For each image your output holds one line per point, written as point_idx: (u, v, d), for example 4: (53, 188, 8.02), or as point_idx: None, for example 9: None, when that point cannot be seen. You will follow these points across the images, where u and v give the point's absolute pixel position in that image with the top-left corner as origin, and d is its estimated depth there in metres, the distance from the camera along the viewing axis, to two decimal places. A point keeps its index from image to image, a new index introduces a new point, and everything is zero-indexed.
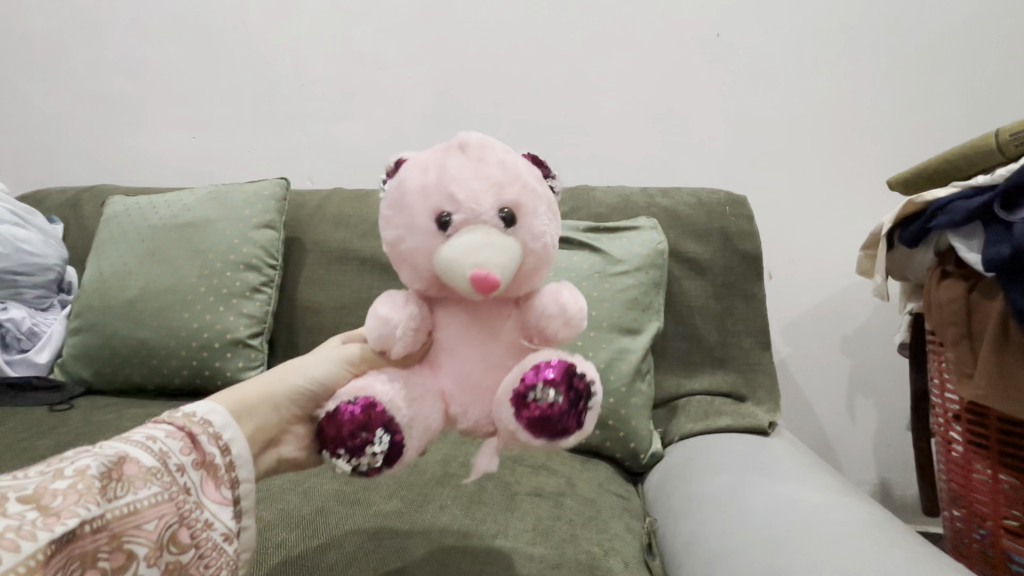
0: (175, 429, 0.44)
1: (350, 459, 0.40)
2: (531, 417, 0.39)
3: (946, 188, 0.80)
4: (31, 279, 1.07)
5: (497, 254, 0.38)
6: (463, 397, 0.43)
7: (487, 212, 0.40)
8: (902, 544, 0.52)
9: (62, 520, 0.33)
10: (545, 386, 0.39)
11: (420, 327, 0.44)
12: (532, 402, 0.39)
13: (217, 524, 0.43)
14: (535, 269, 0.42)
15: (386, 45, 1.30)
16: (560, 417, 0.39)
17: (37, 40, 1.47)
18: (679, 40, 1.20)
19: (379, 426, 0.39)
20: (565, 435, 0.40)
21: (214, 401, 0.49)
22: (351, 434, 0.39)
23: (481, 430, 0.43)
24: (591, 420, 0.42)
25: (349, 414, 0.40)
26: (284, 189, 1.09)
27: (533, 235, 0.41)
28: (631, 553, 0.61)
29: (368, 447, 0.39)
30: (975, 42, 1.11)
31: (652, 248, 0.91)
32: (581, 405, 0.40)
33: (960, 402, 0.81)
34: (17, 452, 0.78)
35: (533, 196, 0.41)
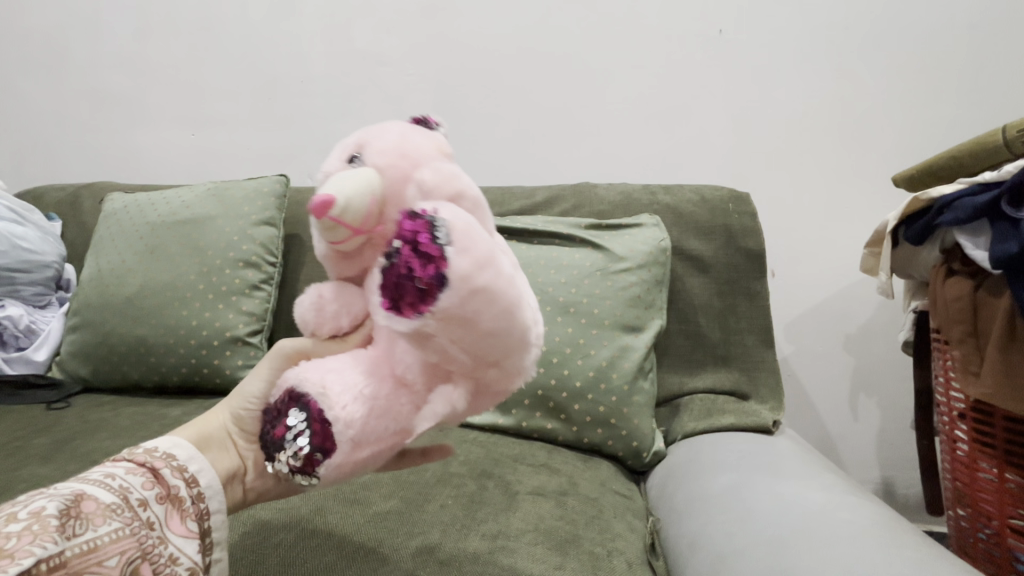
0: (136, 466, 0.42)
1: (283, 453, 0.37)
2: (387, 292, 0.33)
3: (952, 185, 0.79)
4: (29, 276, 1.06)
5: (335, 180, 0.35)
6: (384, 350, 0.36)
7: (337, 167, 0.39)
8: (908, 543, 0.51)
9: (17, 560, 0.31)
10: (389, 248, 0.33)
11: (342, 308, 0.41)
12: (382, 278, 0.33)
13: (183, 558, 0.41)
14: (400, 180, 0.36)
15: (386, 41, 1.29)
16: (402, 267, 0.32)
17: (36, 37, 1.47)
18: (682, 36, 1.19)
19: (292, 409, 0.37)
20: (427, 287, 0.31)
21: (173, 436, 0.47)
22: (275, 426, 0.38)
23: (423, 371, 0.35)
24: (457, 259, 0.31)
25: (272, 411, 0.40)
26: (283, 186, 1.08)
27: (384, 155, 0.37)
28: (635, 553, 0.60)
29: (288, 432, 0.37)
30: (981, 37, 1.10)
31: (654, 246, 0.90)
32: (423, 241, 0.32)
33: (966, 401, 0.80)
34: (11, 451, 0.77)
35: (380, 131, 0.39)
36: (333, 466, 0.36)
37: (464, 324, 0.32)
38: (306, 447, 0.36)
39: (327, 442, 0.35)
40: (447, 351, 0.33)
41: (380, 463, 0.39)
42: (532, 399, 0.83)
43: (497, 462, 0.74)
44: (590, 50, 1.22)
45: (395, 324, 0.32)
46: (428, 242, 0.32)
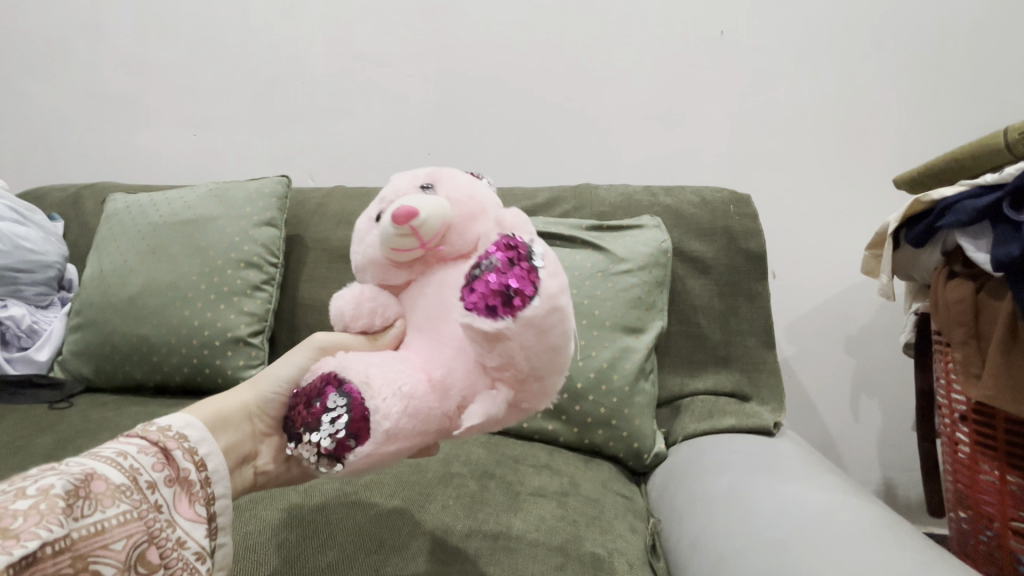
0: (148, 445, 0.42)
1: (314, 435, 0.40)
2: (475, 297, 0.37)
3: (953, 187, 0.79)
4: (31, 276, 1.06)
5: (417, 200, 0.43)
6: (436, 356, 0.42)
7: (409, 189, 0.46)
8: (911, 545, 0.51)
9: (21, 542, 0.30)
10: (485, 265, 0.38)
11: (383, 309, 0.48)
12: (473, 285, 0.38)
13: (190, 542, 0.41)
14: (469, 214, 0.44)
15: (387, 42, 1.29)
16: (500, 281, 0.36)
17: (38, 39, 1.47)
18: (682, 39, 1.19)
19: (332, 395, 0.40)
20: (522, 302, 0.35)
21: (186, 415, 0.48)
22: (310, 409, 0.41)
23: (464, 382, 0.41)
24: (555, 279, 0.37)
25: (307, 394, 0.42)
26: (285, 187, 1.08)
27: (455, 189, 0.45)
28: (636, 554, 0.60)
29: (325, 417, 0.40)
30: (981, 40, 1.10)
31: (655, 247, 0.90)
32: (522, 265, 0.37)
33: (967, 403, 0.80)
34: (14, 450, 0.77)
35: (450, 171, 0.47)
36: (360, 456, 0.39)
37: (537, 335, 0.37)
38: (340, 433, 0.39)
39: (361, 429, 0.38)
40: (513, 355, 0.37)
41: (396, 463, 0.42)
42: None
43: (499, 462, 0.74)
44: (592, 51, 1.22)
45: (473, 322, 0.36)
46: (526, 265, 0.37)
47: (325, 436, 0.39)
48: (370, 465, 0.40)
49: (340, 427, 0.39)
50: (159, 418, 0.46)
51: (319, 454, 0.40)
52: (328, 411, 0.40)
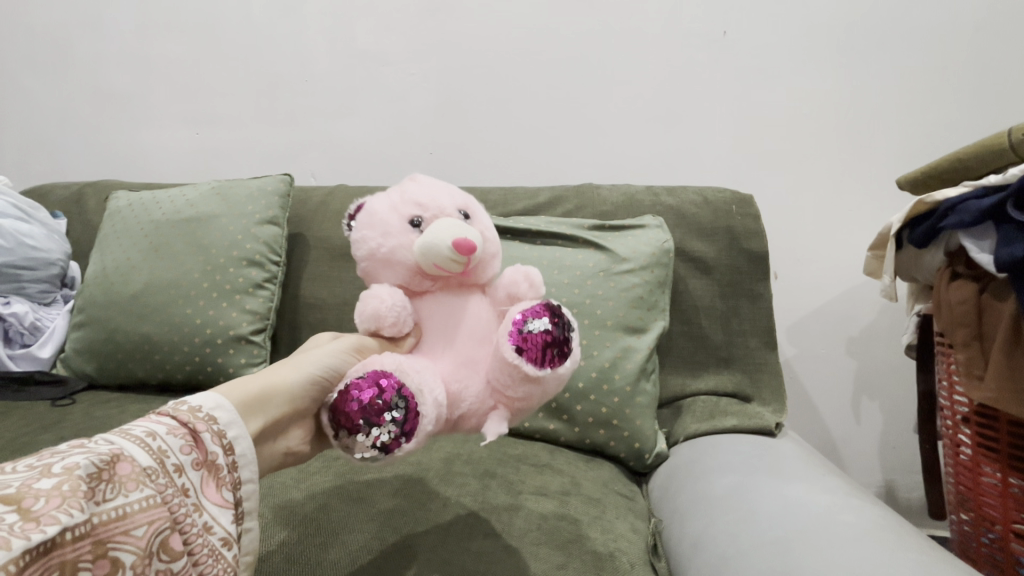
0: (177, 425, 0.42)
1: (370, 429, 0.40)
2: (530, 347, 0.43)
3: (956, 188, 0.79)
4: (34, 274, 1.06)
5: (468, 231, 0.47)
6: (458, 372, 0.46)
7: (451, 210, 0.49)
8: (914, 547, 0.51)
9: (41, 527, 0.30)
10: (533, 319, 0.44)
11: (406, 312, 0.49)
12: (528, 335, 0.43)
13: (216, 528, 0.41)
14: (495, 254, 0.51)
15: (389, 41, 1.29)
16: (552, 343, 0.43)
17: (41, 35, 1.47)
18: (684, 38, 1.19)
19: (394, 394, 0.41)
20: (561, 361, 0.44)
21: (216, 395, 0.47)
22: (370, 402, 0.41)
23: (479, 402, 0.46)
24: (577, 344, 0.46)
25: (362, 386, 0.41)
26: (287, 185, 1.08)
27: (486, 228, 0.51)
28: (637, 554, 0.60)
29: (385, 413, 0.40)
30: (984, 40, 1.10)
31: (657, 247, 0.90)
32: (566, 334, 0.45)
33: (970, 405, 0.80)
34: (18, 447, 0.77)
35: (476, 205, 0.53)
36: (406, 449, 0.42)
37: (555, 382, 0.46)
38: (398, 432, 0.40)
39: (414, 427, 0.41)
40: (530, 394, 0.45)
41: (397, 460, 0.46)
42: None
43: (501, 462, 0.74)
44: (593, 51, 1.22)
45: (522, 365, 0.42)
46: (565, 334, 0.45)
47: (384, 433, 0.40)
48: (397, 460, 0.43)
49: (399, 425, 0.40)
50: (189, 397, 0.45)
51: (371, 448, 0.41)
52: (390, 409, 0.40)
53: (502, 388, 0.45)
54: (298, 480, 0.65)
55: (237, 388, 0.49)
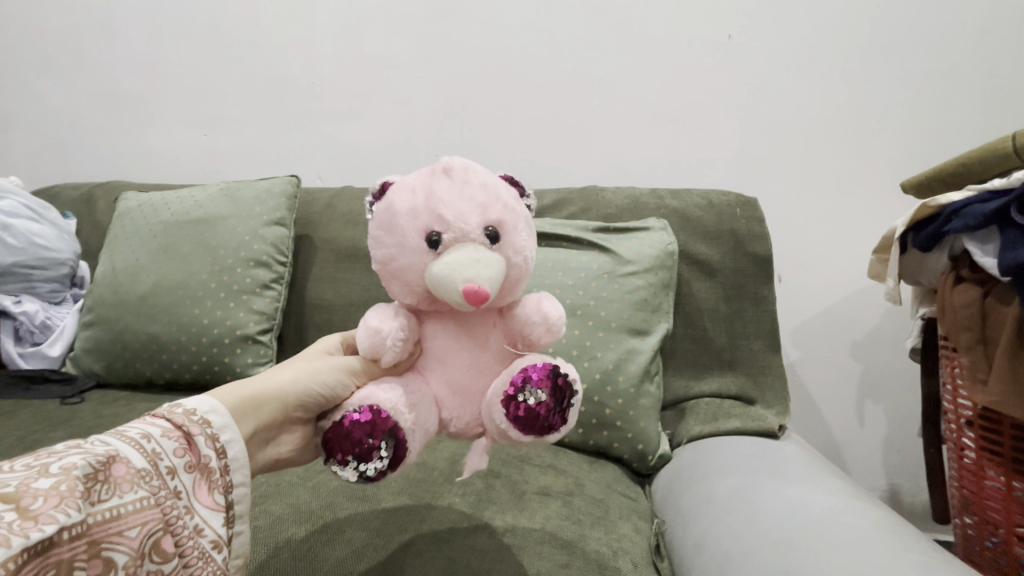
0: (172, 428, 0.43)
1: (357, 465, 0.41)
2: (521, 417, 0.42)
3: (960, 192, 0.79)
4: (45, 274, 1.08)
5: (486, 269, 0.41)
6: (454, 403, 0.46)
7: (475, 230, 0.43)
8: (916, 549, 0.52)
9: (39, 526, 0.30)
10: (531, 387, 0.43)
11: (409, 337, 0.47)
12: (521, 404, 0.42)
13: (206, 530, 0.42)
14: (518, 281, 0.45)
15: (397, 44, 1.30)
16: (546, 415, 0.43)
17: (52, 38, 1.49)
18: (689, 42, 1.20)
19: (384, 432, 0.41)
20: (551, 431, 0.44)
21: (212, 399, 0.48)
22: (359, 440, 0.41)
23: (469, 431, 0.47)
24: (575, 412, 0.45)
25: (356, 423, 0.42)
26: (294, 187, 1.09)
27: (515, 250, 0.44)
28: (640, 554, 0.61)
29: (374, 452, 0.41)
30: (990, 45, 1.10)
31: (662, 249, 0.90)
32: (564, 404, 0.44)
33: (973, 408, 0.80)
34: (28, 443, 0.78)
35: (513, 215, 0.45)
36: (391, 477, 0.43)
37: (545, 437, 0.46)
38: (383, 468, 0.42)
39: (398, 461, 0.42)
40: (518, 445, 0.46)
41: None
42: None
43: (504, 462, 0.74)
44: (599, 55, 1.23)
45: (508, 431, 0.43)
46: (562, 407, 0.44)
47: (370, 467, 0.41)
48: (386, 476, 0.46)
49: (382, 460, 0.41)
50: (184, 399, 0.47)
51: (355, 479, 0.42)
52: (380, 448, 0.41)
53: (492, 433, 0.46)
54: (305, 478, 0.66)
55: (233, 393, 0.51)
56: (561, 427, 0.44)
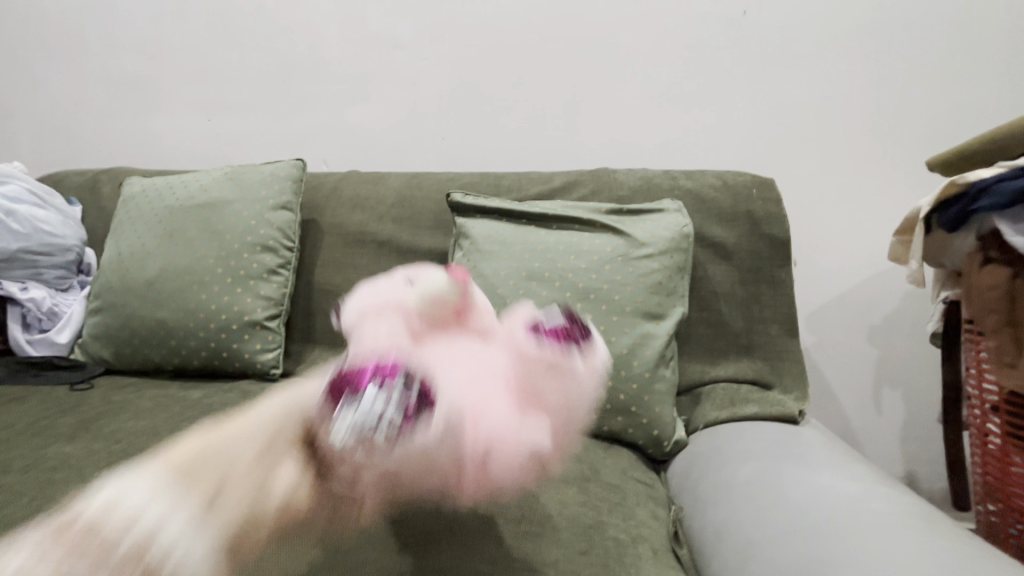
0: (58, 549, 0.27)
1: (372, 398, 0.31)
2: (548, 328, 0.42)
3: (990, 170, 0.76)
4: (51, 260, 1.07)
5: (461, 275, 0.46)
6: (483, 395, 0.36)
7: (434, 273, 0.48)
8: (950, 536, 0.50)
9: None
10: (542, 317, 0.44)
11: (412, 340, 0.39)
12: (542, 324, 0.42)
13: None
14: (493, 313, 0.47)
15: (402, 24, 1.27)
16: (568, 325, 0.44)
17: (53, 23, 1.47)
18: (704, 18, 1.16)
19: (395, 373, 0.33)
20: (584, 343, 0.43)
21: (123, 477, 0.28)
22: (364, 375, 0.32)
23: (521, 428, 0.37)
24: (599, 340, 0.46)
25: (354, 371, 0.33)
26: (300, 170, 1.07)
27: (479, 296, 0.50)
28: (659, 541, 0.59)
29: (390, 385, 0.32)
30: (1019, 17, 1.06)
31: (677, 231, 0.88)
32: (576, 322, 0.45)
33: (1000, 392, 0.78)
34: (38, 429, 0.77)
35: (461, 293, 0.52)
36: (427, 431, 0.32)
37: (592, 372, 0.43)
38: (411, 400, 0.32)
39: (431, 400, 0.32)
40: (567, 395, 0.41)
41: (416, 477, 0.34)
42: None
43: None
44: (609, 32, 1.19)
45: (549, 343, 0.41)
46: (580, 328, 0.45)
47: (393, 412, 0.31)
48: (419, 465, 0.33)
49: (409, 406, 0.31)
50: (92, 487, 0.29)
51: (369, 428, 0.30)
52: (399, 376, 0.33)
53: (535, 391, 0.40)
54: None
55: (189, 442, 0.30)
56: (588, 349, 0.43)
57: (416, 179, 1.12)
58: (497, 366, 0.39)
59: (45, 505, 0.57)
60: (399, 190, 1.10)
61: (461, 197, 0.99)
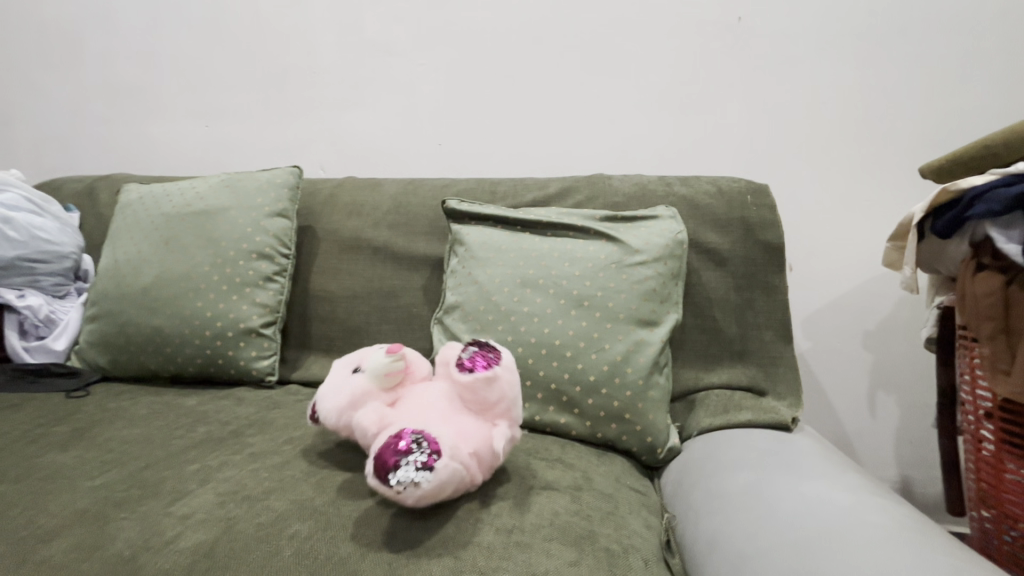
0: None
1: (405, 467, 0.49)
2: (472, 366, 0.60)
3: (981, 177, 0.77)
4: (48, 267, 1.07)
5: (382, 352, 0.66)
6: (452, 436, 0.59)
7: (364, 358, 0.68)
8: (941, 549, 0.50)
9: None
10: (467, 353, 0.61)
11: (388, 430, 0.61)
12: (467, 364, 0.60)
13: None
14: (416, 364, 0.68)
15: (398, 30, 1.28)
16: (485, 357, 0.61)
17: (52, 30, 1.48)
18: (698, 25, 1.16)
19: (407, 452, 0.50)
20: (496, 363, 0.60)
21: None
22: (394, 460, 0.50)
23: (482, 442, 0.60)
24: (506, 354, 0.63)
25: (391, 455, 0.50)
26: (297, 177, 1.08)
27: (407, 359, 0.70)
28: (651, 551, 0.59)
29: (406, 461, 0.50)
30: (1013, 24, 1.06)
31: (671, 238, 0.88)
32: (484, 350, 0.62)
33: (993, 399, 0.78)
34: (33, 437, 0.77)
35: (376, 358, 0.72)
36: (442, 463, 0.51)
37: (510, 373, 0.61)
38: (421, 460, 0.50)
39: (433, 446, 0.51)
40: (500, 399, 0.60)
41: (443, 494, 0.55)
42: (545, 391, 0.82)
43: (511, 456, 0.73)
44: (604, 38, 1.20)
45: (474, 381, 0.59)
46: (489, 354, 0.61)
47: (420, 475, 0.50)
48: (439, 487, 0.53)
49: (424, 461, 0.50)
50: None
51: (417, 470, 0.50)
52: (412, 451, 0.50)
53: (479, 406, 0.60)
54: (308, 475, 0.65)
55: None
56: (501, 361, 0.61)
57: (412, 185, 1.12)
58: (450, 411, 0.60)
59: (37, 516, 0.57)
60: (395, 197, 1.10)
61: (457, 204, 0.99)
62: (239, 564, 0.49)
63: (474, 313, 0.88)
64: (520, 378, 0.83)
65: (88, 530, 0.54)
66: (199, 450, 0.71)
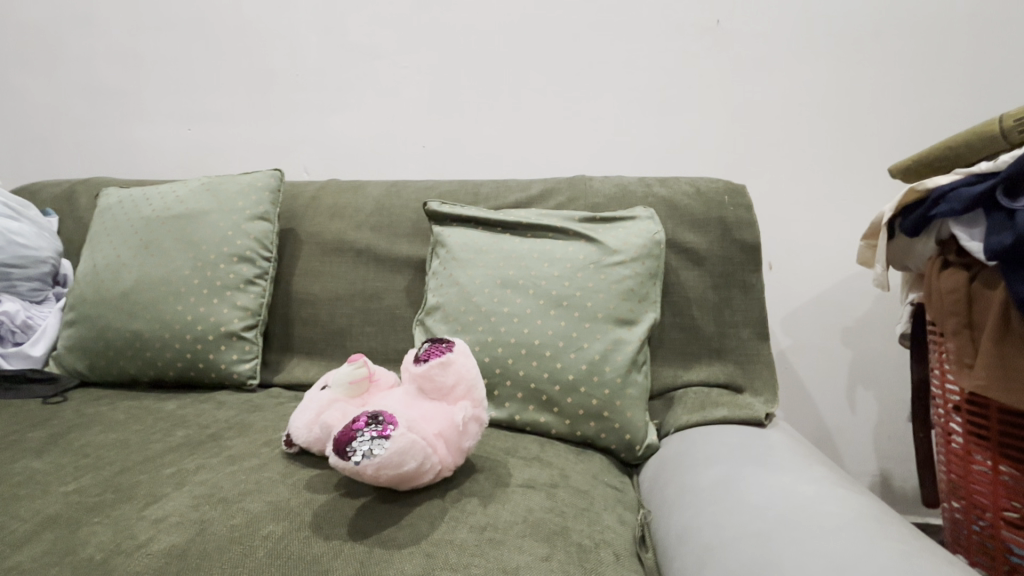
0: None
1: (362, 444, 0.50)
2: (425, 356, 0.62)
3: (948, 176, 0.79)
4: (25, 272, 1.06)
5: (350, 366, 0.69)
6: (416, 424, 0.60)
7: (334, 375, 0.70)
8: (897, 537, 0.51)
9: None
10: (421, 346, 0.64)
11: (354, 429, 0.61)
12: (420, 355, 0.62)
13: None
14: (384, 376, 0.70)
15: (382, 33, 1.28)
16: (438, 347, 0.63)
17: (30, 33, 1.46)
18: (678, 28, 1.18)
19: (360, 428, 0.51)
20: (449, 351, 0.63)
21: None
22: (349, 436, 0.51)
23: (448, 428, 0.60)
24: (462, 343, 0.65)
25: (347, 432, 0.51)
26: (278, 180, 1.08)
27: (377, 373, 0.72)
28: (623, 546, 0.60)
29: (361, 437, 0.51)
30: (980, 28, 1.09)
31: (648, 238, 0.89)
32: (439, 343, 0.64)
33: (961, 393, 0.80)
34: (8, 443, 0.77)
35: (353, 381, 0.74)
36: (398, 436, 0.51)
37: (465, 359, 0.63)
38: (376, 436, 0.51)
39: (389, 419, 0.52)
40: (456, 382, 0.61)
41: (408, 473, 0.55)
42: (525, 391, 0.83)
43: (489, 455, 0.74)
44: (587, 41, 1.21)
45: (429, 369, 0.61)
46: (442, 345, 0.64)
47: (374, 446, 0.50)
48: (399, 463, 0.53)
49: (380, 433, 0.51)
50: None
51: (372, 445, 0.50)
52: (365, 428, 0.51)
53: (438, 391, 0.61)
54: (285, 477, 0.65)
55: None
56: (454, 348, 0.63)
57: (395, 188, 1.12)
58: (412, 399, 0.61)
59: (8, 521, 0.56)
60: (378, 199, 1.11)
61: (438, 206, 1.00)
62: (210, 565, 0.49)
63: (454, 314, 0.88)
64: (500, 378, 0.84)
65: (60, 535, 0.54)
66: (177, 454, 0.71)
